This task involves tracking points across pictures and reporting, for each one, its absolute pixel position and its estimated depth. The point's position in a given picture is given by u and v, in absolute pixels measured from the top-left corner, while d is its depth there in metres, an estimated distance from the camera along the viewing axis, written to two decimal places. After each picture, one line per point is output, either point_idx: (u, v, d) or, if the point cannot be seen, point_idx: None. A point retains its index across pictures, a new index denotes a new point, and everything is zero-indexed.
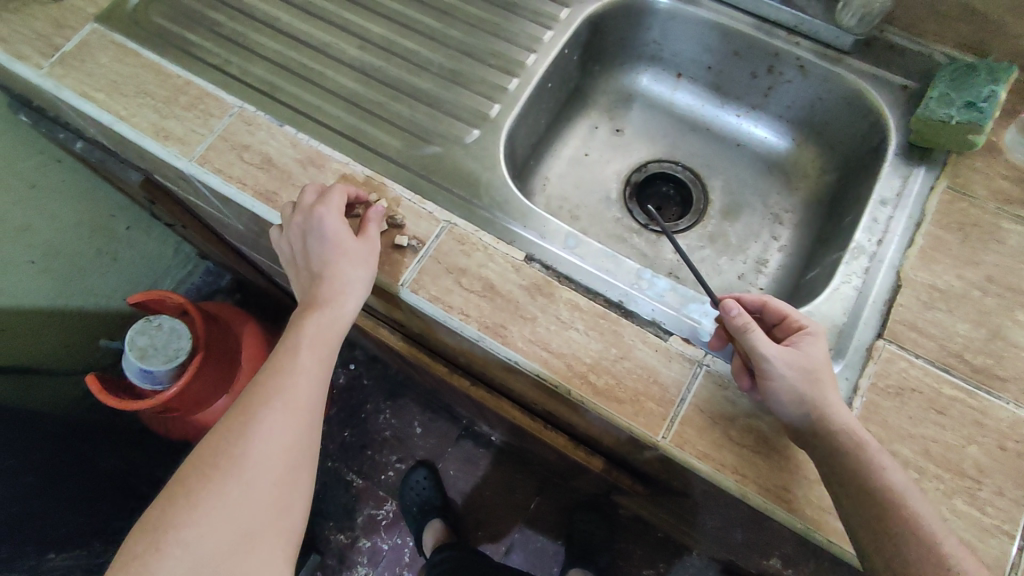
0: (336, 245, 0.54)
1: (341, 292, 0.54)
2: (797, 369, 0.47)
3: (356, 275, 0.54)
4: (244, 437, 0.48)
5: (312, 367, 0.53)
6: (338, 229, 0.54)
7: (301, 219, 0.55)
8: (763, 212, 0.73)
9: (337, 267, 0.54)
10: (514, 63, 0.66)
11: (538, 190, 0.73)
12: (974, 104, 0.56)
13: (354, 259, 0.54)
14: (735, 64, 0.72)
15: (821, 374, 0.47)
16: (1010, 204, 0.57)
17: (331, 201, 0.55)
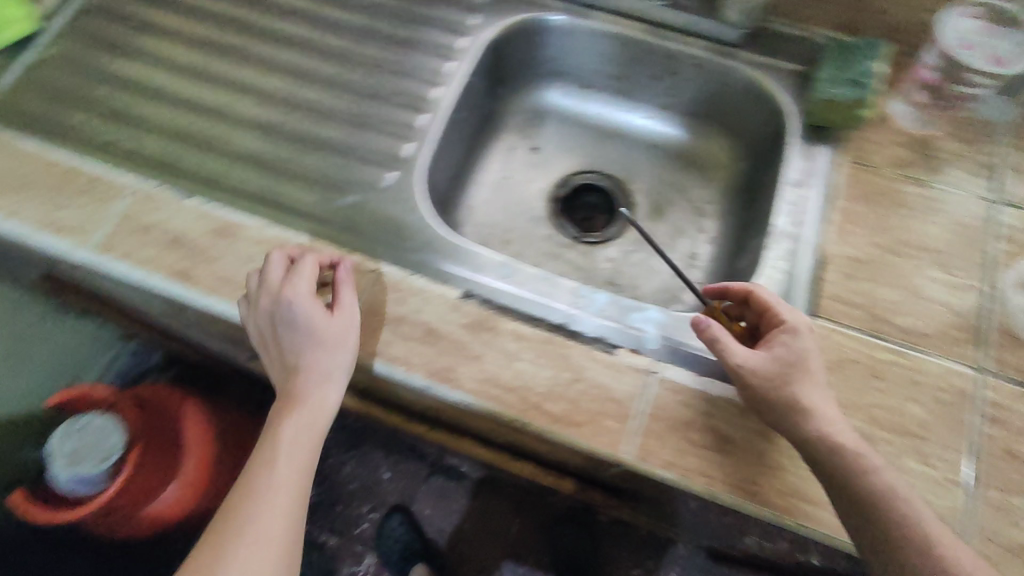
0: (308, 329, 0.51)
1: (319, 383, 0.52)
2: (782, 377, 0.48)
3: (335, 358, 0.51)
4: (221, 558, 0.48)
5: (295, 469, 0.52)
6: (310, 310, 0.52)
7: (270, 299, 0.51)
8: (685, 208, 0.74)
9: (312, 352, 0.52)
10: (419, 98, 0.65)
11: (466, 220, 0.72)
12: (858, 81, 0.60)
13: (336, 341, 0.52)
14: (636, 69, 0.73)
15: (808, 381, 0.48)
16: (908, 168, 0.60)
17: (303, 278, 0.52)
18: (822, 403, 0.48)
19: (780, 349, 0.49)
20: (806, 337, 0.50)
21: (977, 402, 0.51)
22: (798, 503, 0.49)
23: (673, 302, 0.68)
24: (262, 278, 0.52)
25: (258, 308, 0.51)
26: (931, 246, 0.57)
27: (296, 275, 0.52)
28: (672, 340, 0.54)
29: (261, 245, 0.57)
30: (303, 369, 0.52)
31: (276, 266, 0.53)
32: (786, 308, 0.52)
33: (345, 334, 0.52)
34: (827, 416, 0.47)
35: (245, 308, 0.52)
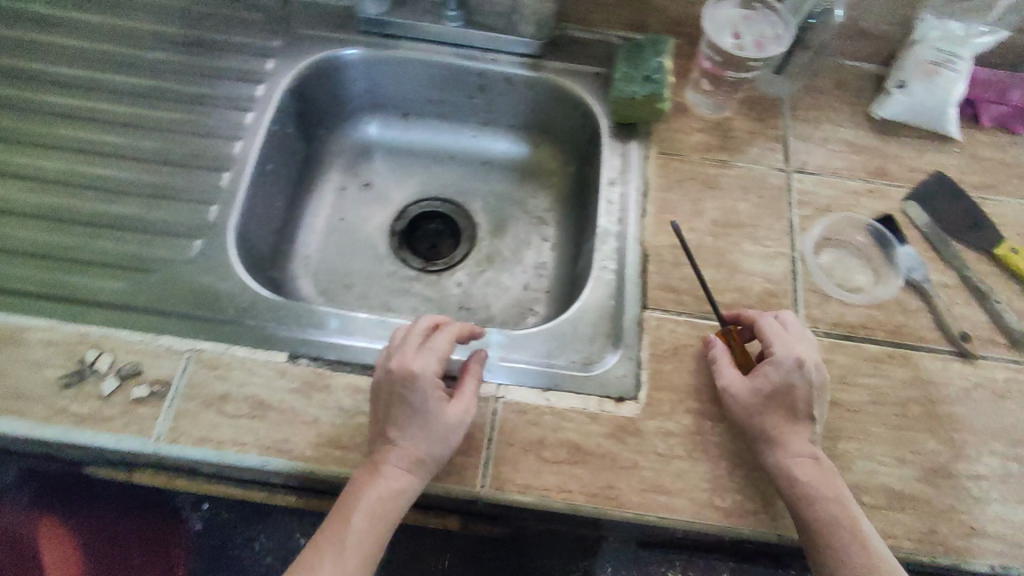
0: (426, 406, 0.47)
1: (404, 468, 0.46)
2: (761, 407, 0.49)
3: (423, 443, 0.47)
4: None
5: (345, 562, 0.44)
6: (429, 387, 0.48)
7: (387, 375, 0.48)
8: (526, 219, 0.74)
9: (412, 436, 0.47)
10: (220, 156, 0.61)
11: (302, 271, 0.69)
12: (650, 77, 0.62)
13: (439, 425, 0.47)
14: (450, 91, 0.73)
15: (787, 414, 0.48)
16: (711, 151, 0.63)
17: (433, 350, 0.50)
18: (794, 439, 0.48)
19: (765, 382, 0.49)
20: (794, 371, 0.48)
21: None
22: (657, 497, 0.49)
23: (526, 315, 0.68)
24: (391, 340, 0.51)
25: (383, 370, 0.49)
26: (742, 221, 0.60)
27: (401, 349, 0.49)
28: (513, 361, 0.54)
29: (55, 346, 0.51)
30: (396, 447, 0.46)
31: (408, 335, 0.51)
32: (781, 336, 0.51)
33: (427, 422, 0.47)
34: (800, 453, 0.48)
35: (380, 362, 0.51)
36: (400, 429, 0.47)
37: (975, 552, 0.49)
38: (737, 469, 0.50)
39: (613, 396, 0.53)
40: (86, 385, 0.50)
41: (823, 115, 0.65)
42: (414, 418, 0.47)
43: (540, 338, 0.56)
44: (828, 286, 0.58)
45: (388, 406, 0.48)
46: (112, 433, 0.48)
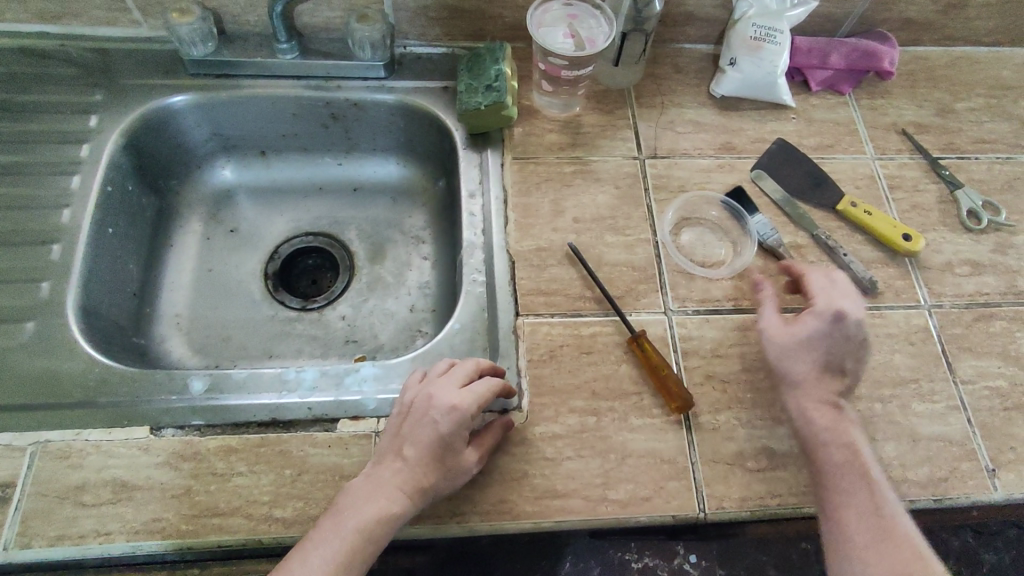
0: (453, 443, 0.46)
1: (404, 493, 0.44)
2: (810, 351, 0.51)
3: (429, 475, 0.45)
4: None
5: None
6: (464, 424, 0.46)
7: (443, 387, 0.47)
8: (404, 239, 0.73)
9: (424, 465, 0.45)
10: (48, 228, 0.57)
11: (173, 331, 0.65)
12: (491, 86, 0.62)
13: (445, 461, 0.46)
14: (302, 123, 0.71)
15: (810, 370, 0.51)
16: (564, 150, 0.64)
17: (475, 387, 0.47)
18: (813, 393, 0.50)
19: (803, 332, 0.51)
20: (831, 323, 0.50)
21: (673, 343, 0.56)
22: (552, 501, 0.49)
23: (416, 337, 0.67)
24: (427, 369, 0.50)
25: (423, 390, 0.47)
26: (602, 214, 0.61)
27: (451, 376, 0.48)
28: (390, 393, 0.52)
29: None
30: (396, 472, 0.45)
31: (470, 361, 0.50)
32: (822, 286, 0.53)
33: (443, 458, 0.45)
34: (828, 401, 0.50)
35: (418, 381, 0.49)
36: (417, 453, 0.45)
37: None
38: (625, 460, 0.51)
39: (496, 409, 0.52)
40: None
41: (667, 100, 0.67)
42: (427, 447, 0.45)
43: (417, 363, 0.54)
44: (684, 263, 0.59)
45: (409, 431, 0.46)
46: None
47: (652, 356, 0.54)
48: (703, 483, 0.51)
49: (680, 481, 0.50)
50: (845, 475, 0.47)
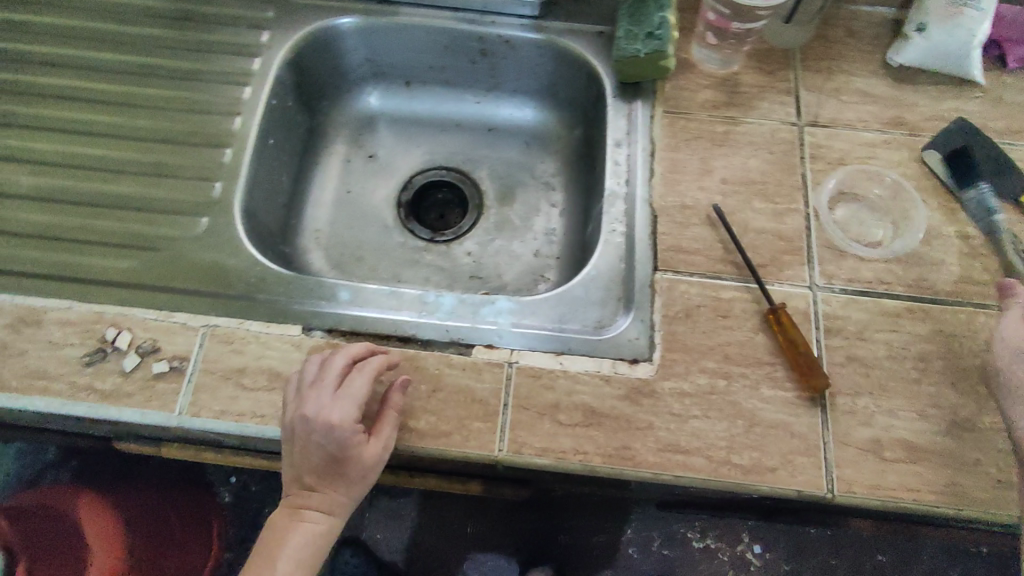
0: (351, 453, 0.47)
1: (326, 503, 0.50)
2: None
3: (341, 483, 0.49)
4: None
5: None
6: (352, 433, 0.47)
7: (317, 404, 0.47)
8: (535, 184, 0.74)
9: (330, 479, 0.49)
10: (220, 133, 0.61)
11: (313, 244, 0.69)
12: (653, 33, 0.59)
13: (349, 466, 0.48)
14: (452, 57, 0.71)
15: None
16: (720, 107, 0.61)
17: (350, 392, 0.48)
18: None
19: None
20: None
21: (817, 319, 0.53)
22: (674, 456, 0.49)
23: (538, 282, 0.68)
24: (299, 377, 0.49)
25: (298, 413, 0.47)
26: (754, 178, 0.58)
27: (320, 388, 0.48)
28: (524, 327, 0.54)
29: (73, 327, 0.52)
30: (314, 487, 0.49)
31: (336, 360, 0.49)
32: None
33: (347, 466, 0.48)
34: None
35: (291, 397, 0.49)
36: (315, 477, 0.49)
37: (1001, 504, 0.48)
38: (753, 428, 0.50)
39: (625, 358, 0.53)
40: (106, 363, 0.51)
41: (836, 65, 0.63)
42: (324, 466, 0.48)
43: (551, 303, 0.56)
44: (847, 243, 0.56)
45: (303, 454, 0.48)
46: (136, 408, 0.50)
47: (791, 331, 0.51)
48: (833, 463, 0.49)
49: (809, 459, 0.49)
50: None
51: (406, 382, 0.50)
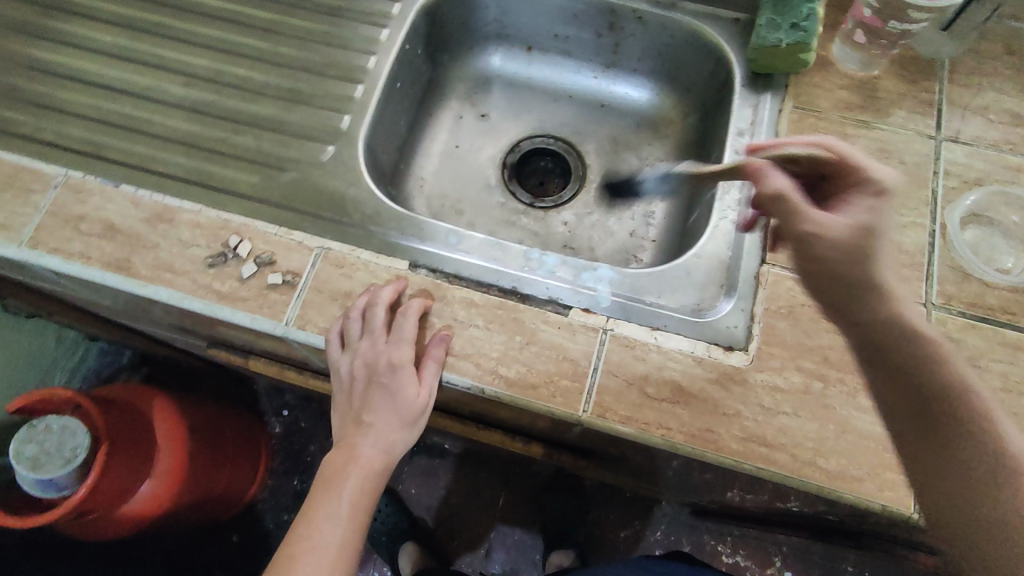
0: (408, 387, 0.51)
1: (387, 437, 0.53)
2: (888, 339, 0.36)
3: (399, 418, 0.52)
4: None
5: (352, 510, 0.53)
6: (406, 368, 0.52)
7: (373, 349, 0.52)
8: (640, 165, 0.74)
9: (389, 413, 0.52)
10: (354, 69, 0.63)
11: (417, 192, 0.71)
12: (797, 24, 0.58)
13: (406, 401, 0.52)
14: (579, 27, 0.72)
15: (876, 371, 0.38)
16: (853, 110, 0.60)
17: (401, 335, 0.51)
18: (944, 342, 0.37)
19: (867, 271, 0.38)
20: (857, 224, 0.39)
21: None
22: (757, 448, 0.49)
23: (630, 262, 0.68)
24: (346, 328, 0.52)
25: (356, 358, 0.52)
26: None
27: (373, 334, 0.51)
28: (623, 298, 0.55)
29: (201, 230, 0.56)
30: (369, 430, 0.53)
31: (377, 310, 0.51)
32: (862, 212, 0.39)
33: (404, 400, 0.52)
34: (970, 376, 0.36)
35: (344, 348, 0.52)
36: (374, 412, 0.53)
37: None
38: (844, 435, 0.49)
39: (721, 345, 0.52)
40: (226, 267, 0.54)
41: (984, 83, 0.60)
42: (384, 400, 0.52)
43: (651, 280, 0.56)
44: (875, 183, 0.39)
45: (364, 393, 0.53)
46: (247, 312, 0.53)
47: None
48: None
49: (898, 476, 0.48)
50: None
51: (445, 335, 0.51)
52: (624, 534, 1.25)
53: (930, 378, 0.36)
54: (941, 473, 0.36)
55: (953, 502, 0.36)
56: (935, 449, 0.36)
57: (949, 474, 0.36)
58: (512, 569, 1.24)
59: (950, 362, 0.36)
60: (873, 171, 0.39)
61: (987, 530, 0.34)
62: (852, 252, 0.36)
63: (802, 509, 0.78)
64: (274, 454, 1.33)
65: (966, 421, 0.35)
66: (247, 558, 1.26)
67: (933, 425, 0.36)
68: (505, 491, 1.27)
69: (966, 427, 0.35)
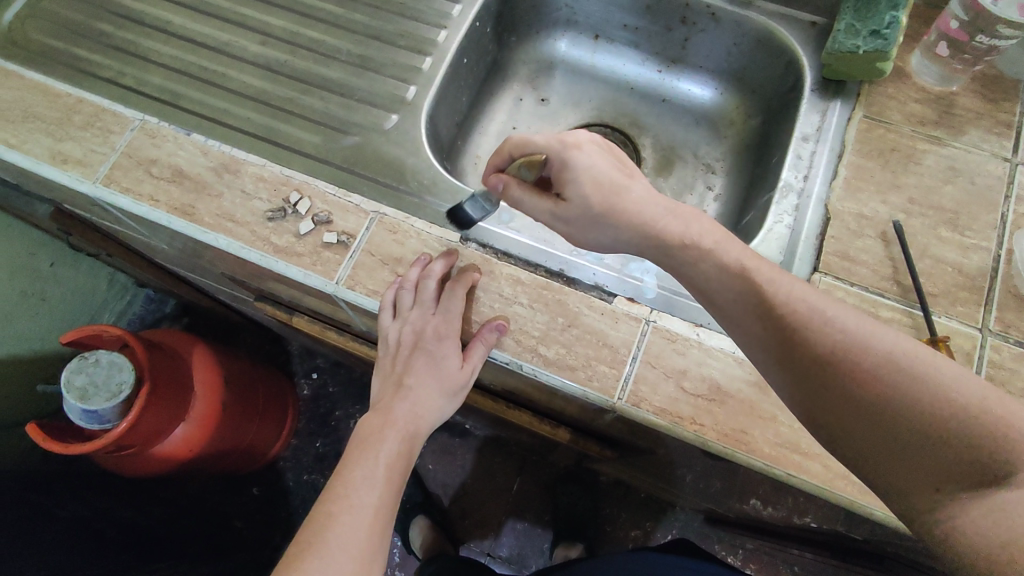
0: (450, 360, 0.53)
1: (430, 404, 0.53)
2: (726, 280, 0.42)
3: (441, 388, 0.53)
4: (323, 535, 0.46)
5: (393, 467, 0.50)
6: (451, 342, 0.53)
7: (423, 319, 0.53)
8: (694, 163, 0.74)
9: (431, 382, 0.53)
10: (424, 41, 0.64)
11: (471, 169, 0.72)
12: (878, 32, 0.57)
13: (448, 372, 0.53)
14: (650, 20, 0.71)
15: (744, 334, 0.42)
16: (924, 125, 0.58)
17: (451, 308, 0.52)
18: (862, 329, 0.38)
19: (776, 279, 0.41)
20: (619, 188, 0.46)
21: (979, 364, 0.49)
22: (790, 454, 0.49)
23: None
24: (398, 295, 0.53)
25: (405, 326, 0.53)
26: (944, 206, 0.55)
27: (423, 305, 0.52)
28: (670, 292, 0.54)
29: (264, 183, 0.57)
30: (408, 393, 0.53)
31: (429, 283, 0.52)
32: (591, 179, 0.46)
33: (446, 372, 0.53)
34: (795, 299, 0.39)
35: (394, 316, 0.54)
36: (417, 379, 0.54)
37: None
38: None
39: None
40: (284, 222, 0.56)
41: None
42: (428, 370, 0.53)
43: None
44: (568, 155, 0.48)
45: (409, 359, 0.54)
46: (301, 268, 0.54)
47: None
48: None
49: None
50: (870, 332, 0.38)
51: (501, 324, 0.51)
52: (635, 534, 1.25)
53: (770, 320, 0.40)
54: (842, 421, 0.37)
55: (864, 447, 0.37)
56: (817, 400, 0.38)
57: (846, 417, 0.37)
58: (518, 554, 1.24)
59: (776, 292, 0.40)
60: (559, 147, 0.48)
61: (898, 446, 0.36)
62: (595, 201, 0.46)
63: (819, 526, 0.77)
64: (299, 415, 1.37)
65: (817, 354, 0.38)
66: (266, 512, 1.29)
67: (806, 373, 0.38)
68: (520, 477, 1.29)
69: (820, 358, 0.38)
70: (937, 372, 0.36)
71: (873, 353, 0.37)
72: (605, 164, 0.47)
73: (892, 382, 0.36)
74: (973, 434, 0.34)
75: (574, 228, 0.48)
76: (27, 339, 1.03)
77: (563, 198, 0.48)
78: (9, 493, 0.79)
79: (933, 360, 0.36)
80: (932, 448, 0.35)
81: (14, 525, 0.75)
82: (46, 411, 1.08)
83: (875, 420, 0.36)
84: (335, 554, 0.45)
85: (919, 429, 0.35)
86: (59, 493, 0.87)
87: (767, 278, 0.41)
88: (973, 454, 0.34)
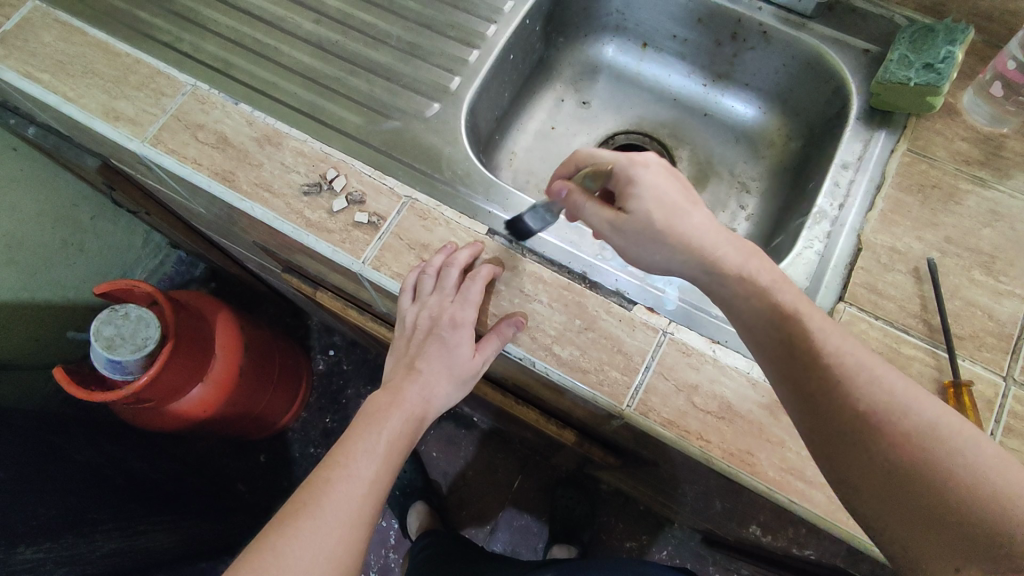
0: (461, 350, 0.53)
1: (441, 390, 0.53)
2: (777, 324, 0.41)
3: (448, 377, 0.53)
4: (318, 501, 0.46)
5: (394, 445, 0.50)
6: (465, 332, 0.53)
7: (440, 304, 0.53)
8: (729, 181, 0.73)
9: (440, 369, 0.53)
10: (473, 34, 0.65)
11: (505, 164, 0.73)
12: (932, 65, 0.56)
13: (457, 363, 0.53)
14: (700, 32, 0.71)
15: (782, 378, 0.41)
16: (969, 164, 0.57)
17: (468, 298, 0.52)
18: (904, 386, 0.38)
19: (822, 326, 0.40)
20: (685, 211, 0.46)
21: (999, 412, 0.48)
22: (794, 481, 0.48)
23: None
24: (419, 280, 0.53)
25: (423, 310, 0.53)
26: (982, 248, 0.54)
27: (442, 292, 0.52)
28: (690, 305, 0.53)
29: (304, 158, 0.59)
30: (419, 376, 0.53)
31: (451, 271, 0.53)
32: (658, 195, 0.47)
33: (455, 361, 0.53)
34: (840, 352, 0.39)
35: (411, 300, 0.54)
36: (428, 364, 0.53)
37: None
38: None
39: None
40: (319, 198, 0.57)
41: None
42: (438, 358, 0.53)
43: None
44: (635, 172, 0.48)
45: (423, 341, 0.54)
46: (331, 244, 0.55)
47: (966, 412, 0.47)
48: None
49: None
50: (911, 397, 0.37)
51: (518, 320, 0.52)
52: (629, 546, 1.24)
53: (807, 367, 0.39)
54: (856, 472, 0.37)
55: (877, 501, 0.37)
56: (838, 452, 0.38)
57: (859, 470, 0.37)
58: (512, 551, 1.24)
59: (819, 343, 0.39)
60: (627, 162, 0.48)
61: (921, 515, 0.35)
62: (658, 219, 0.46)
63: (820, 559, 0.76)
64: (313, 389, 1.39)
65: (850, 407, 0.38)
66: (269, 478, 1.32)
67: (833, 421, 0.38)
68: (522, 476, 1.29)
69: (852, 415, 0.37)
70: (968, 447, 0.35)
71: (911, 419, 0.36)
72: (670, 187, 0.47)
73: (924, 448, 0.36)
74: (991, 520, 0.34)
75: (628, 241, 0.48)
76: (62, 286, 1.06)
77: (625, 211, 0.48)
78: (28, 433, 0.81)
79: (975, 440, 0.36)
80: (944, 520, 0.35)
81: (33, 463, 0.77)
82: (72, 356, 1.12)
83: (891, 478, 0.36)
84: (327, 517, 0.46)
85: (935, 499, 0.35)
86: (73, 436, 0.90)
87: (815, 328, 0.40)
88: (989, 535, 0.33)
